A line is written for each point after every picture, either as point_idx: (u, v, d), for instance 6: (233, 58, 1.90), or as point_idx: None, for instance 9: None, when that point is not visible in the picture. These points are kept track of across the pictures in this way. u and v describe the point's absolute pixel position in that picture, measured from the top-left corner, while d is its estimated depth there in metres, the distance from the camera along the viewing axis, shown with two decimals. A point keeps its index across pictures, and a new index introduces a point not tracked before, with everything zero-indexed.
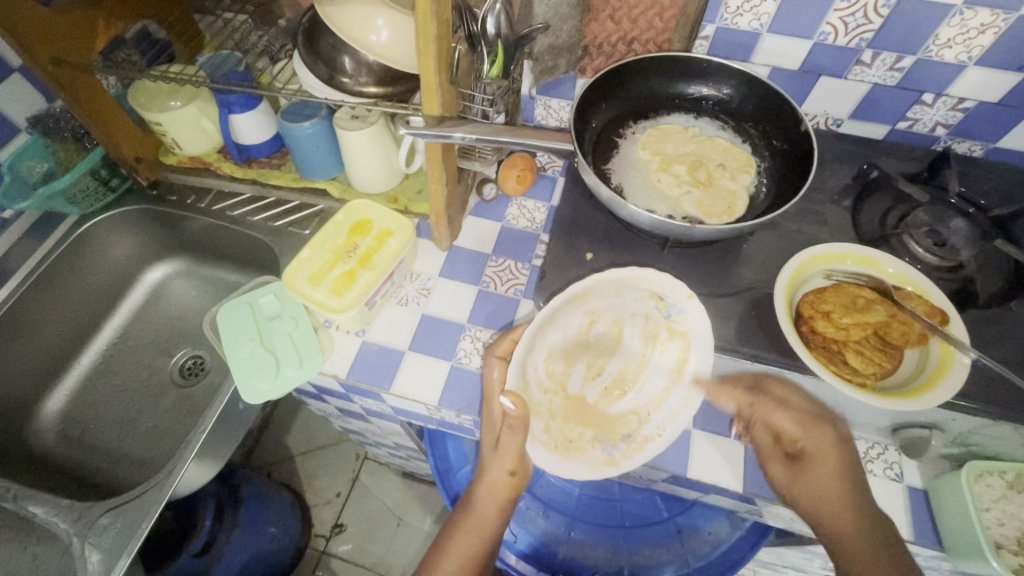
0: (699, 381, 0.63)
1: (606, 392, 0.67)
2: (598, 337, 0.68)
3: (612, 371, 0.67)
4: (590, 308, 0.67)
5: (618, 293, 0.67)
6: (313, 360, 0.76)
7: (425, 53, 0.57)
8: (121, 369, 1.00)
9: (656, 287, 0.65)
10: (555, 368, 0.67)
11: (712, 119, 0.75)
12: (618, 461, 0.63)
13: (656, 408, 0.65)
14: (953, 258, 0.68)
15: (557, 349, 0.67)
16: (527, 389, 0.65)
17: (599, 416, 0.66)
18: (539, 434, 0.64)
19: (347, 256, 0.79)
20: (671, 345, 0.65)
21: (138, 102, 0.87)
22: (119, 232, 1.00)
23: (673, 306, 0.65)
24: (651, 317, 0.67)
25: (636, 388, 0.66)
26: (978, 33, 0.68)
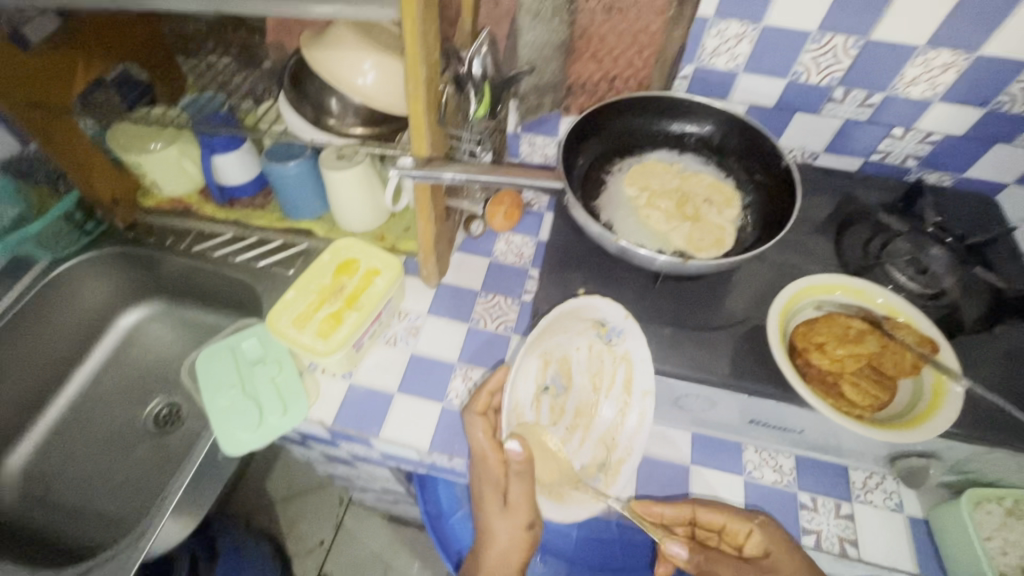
0: (648, 396, 0.65)
1: (572, 427, 0.69)
2: (552, 375, 0.70)
3: (571, 407, 0.70)
4: (543, 349, 0.68)
5: (565, 329, 0.69)
6: (298, 406, 0.74)
7: (414, 97, 0.57)
8: (91, 419, 0.95)
9: (596, 315, 0.68)
10: (525, 414, 0.68)
11: (696, 155, 0.76)
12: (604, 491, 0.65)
13: (619, 433, 0.67)
14: (935, 286, 0.69)
15: (523, 395, 0.68)
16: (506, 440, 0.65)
17: (571, 451, 0.68)
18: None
19: (334, 297, 0.77)
20: (614, 368, 0.67)
21: (118, 144, 0.86)
22: (92, 276, 0.96)
23: (613, 329, 0.67)
24: (595, 347, 0.69)
25: (597, 418, 0.69)
26: (941, 73, 0.72)
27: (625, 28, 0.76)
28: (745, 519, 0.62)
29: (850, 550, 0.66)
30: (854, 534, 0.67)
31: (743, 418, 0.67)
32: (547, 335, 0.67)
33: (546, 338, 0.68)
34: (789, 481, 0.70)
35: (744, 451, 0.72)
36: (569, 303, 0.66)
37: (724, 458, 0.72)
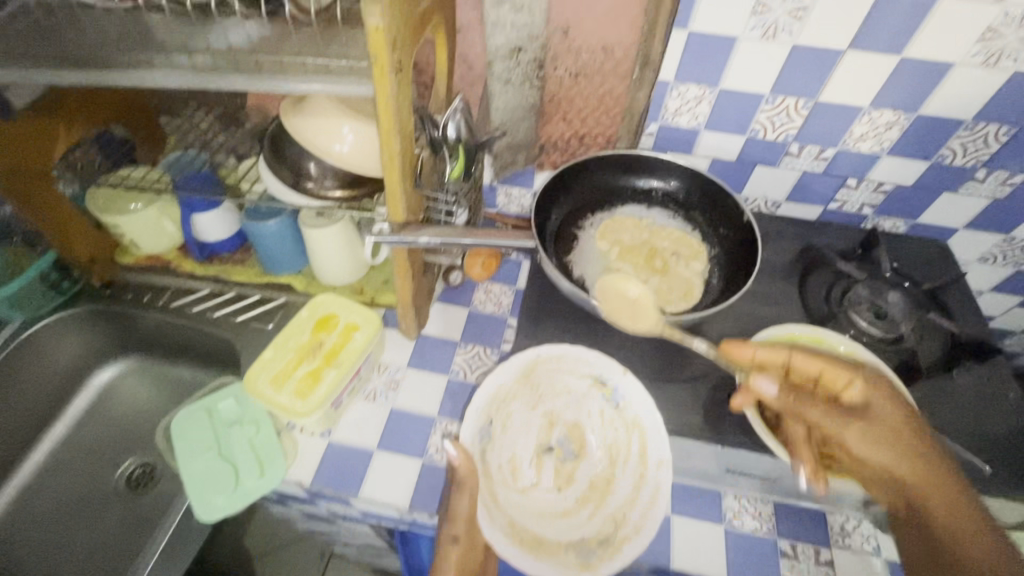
0: (663, 466, 0.66)
1: (581, 500, 0.67)
2: (562, 438, 0.71)
3: (582, 478, 0.68)
4: (547, 407, 0.72)
5: (571, 390, 0.72)
6: (276, 467, 0.73)
7: (390, 168, 0.59)
8: (60, 483, 0.92)
9: (596, 373, 0.72)
10: (524, 470, 0.69)
11: (663, 209, 0.79)
12: (594, 565, 0.62)
13: (630, 509, 0.65)
14: (894, 331, 0.72)
15: (523, 450, 0.70)
16: (491, 483, 0.67)
17: (575, 523, 0.65)
18: (503, 526, 0.64)
19: (312, 355, 0.77)
20: (627, 435, 0.69)
21: (96, 206, 0.87)
22: (66, 335, 0.95)
23: (616, 390, 0.71)
24: (605, 413, 0.71)
25: (610, 494, 0.67)
26: (886, 130, 0.77)
27: (592, 92, 0.80)
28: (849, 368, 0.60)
29: None
30: None
31: (720, 467, 0.69)
32: (549, 391, 0.72)
33: (548, 393, 0.72)
34: (768, 527, 0.71)
35: (723, 498, 0.73)
36: (562, 352, 0.73)
37: (706, 506, 0.72)
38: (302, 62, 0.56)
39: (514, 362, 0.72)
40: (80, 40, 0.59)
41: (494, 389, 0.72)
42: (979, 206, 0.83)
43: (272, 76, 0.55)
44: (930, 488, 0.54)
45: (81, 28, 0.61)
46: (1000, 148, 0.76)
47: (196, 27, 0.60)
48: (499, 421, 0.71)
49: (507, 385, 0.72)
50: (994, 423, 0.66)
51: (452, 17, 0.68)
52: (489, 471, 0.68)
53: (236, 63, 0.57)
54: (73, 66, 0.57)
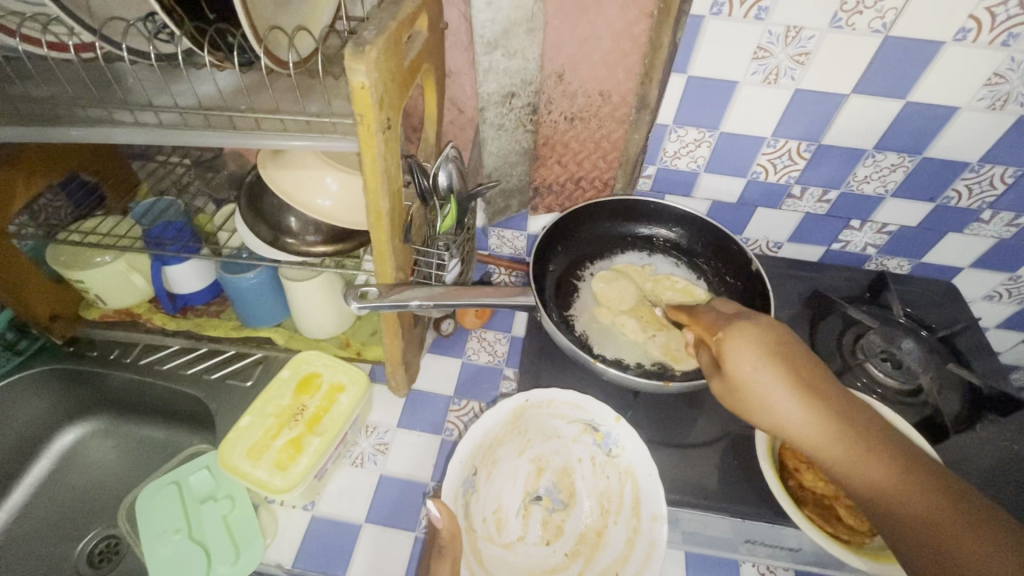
0: (659, 521, 0.59)
1: (572, 553, 0.62)
2: (547, 485, 0.65)
3: (572, 530, 0.63)
4: (534, 453, 0.66)
5: (560, 434, 0.67)
6: (253, 549, 0.66)
7: (377, 226, 0.54)
8: (14, 563, 0.83)
9: (588, 417, 0.67)
10: (509, 523, 0.63)
11: (665, 256, 0.76)
12: None
13: (624, 565, 0.60)
14: (911, 382, 0.69)
15: (509, 501, 0.64)
16: (474, 540, 0.61)
17: None
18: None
19: (293, 420, 0.71)
20: (620, 484, 0.63)
21: (58, 262, 0.80)
22: (23, 397, 0.88)
23: (609, 436, 0.66)
24: (596, 458, 0.66)
25: (602, 547, 0.62)
26: (890, 171, 0.74)
27: (588, 135, 0.77)
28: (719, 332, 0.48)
29: None
30: None
31: (740, 538, 0.64)
32: (538, 435, 0.67)
33: (536, 438, 0.67)
34: None
35: (741, 567, 0.68)
36: (549, 396, 0.67)
37: None
38: (280, 119, 0.52)
39: (503, 409, 0.66)
40: (34, 96, 0.54)
41: (480, 436, 0.65)
42: (985, 245, 0.81)
43: (247, 134, 0.51)
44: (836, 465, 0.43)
45: (37, 81, 0.56)
46: (1005, 190, 0.74)
47: (165, 80, 0.56)
48: (483, 470, 0.64)
49: (494, 432, 0.66)
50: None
51: (441, 63, 0.65)
52: (472, 526, 0.61)
53: (208, 120, 0.52)
54: (25, 125, 0.52)
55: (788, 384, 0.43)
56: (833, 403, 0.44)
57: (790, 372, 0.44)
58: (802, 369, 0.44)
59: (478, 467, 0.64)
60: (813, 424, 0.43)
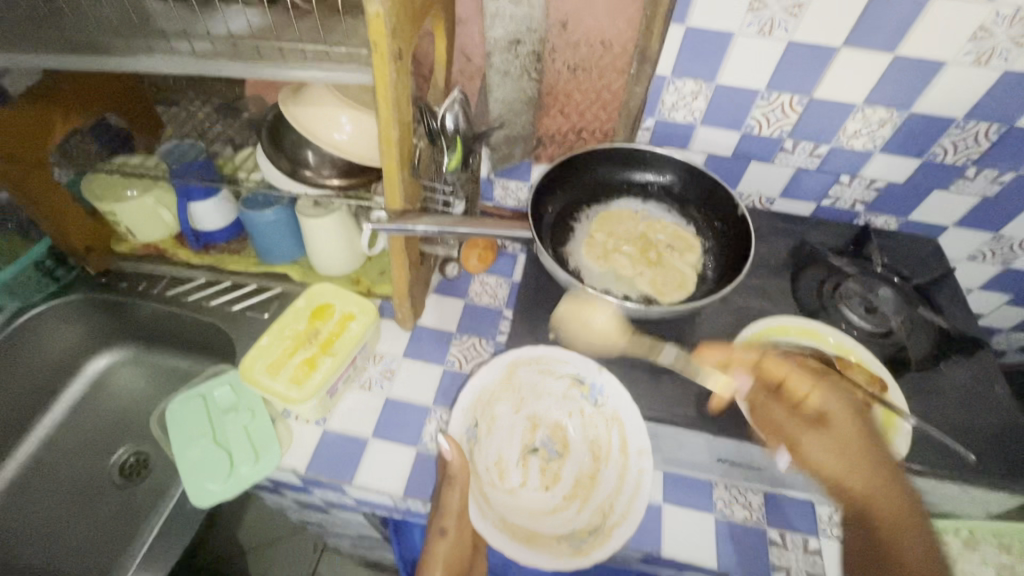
0: (642, 454, 0.67)
1: (570, 496, 0.68)
2: (542, 439, 0.72)
3: (568, 475, 0.69)
4: (528, 409, 0.73)
5: (551, 391, 0.73)
6: (271, 454, 0.73)
7: (387, 154, 0.59)
8: (55, 471, 0.92)
9: (573, 372, 0.73)
10: (510, 472, 0.69)
11: (659, 202, 0.79)
12: (586, 550, 0.63)
13: (617, 497, 0.66)
14: (883, 325, 0.73)
15: (509, 454, 0.71)
16: (480, 484, 0.67)
17: (565, 517, 0.66)
18: (493, 520, 0.64)
19: (309, 342, 0.77)
20: (608, 429, 0.69)
21: (92, 194, 0.85)
22: (60, 324, 0.95)
23: (594, 387, 0.71)
24: (585, 410, 0.72)
25: (596, 485, 0.68)
26: (879, 127, 0.78)
27: (590, 86, 0.81)
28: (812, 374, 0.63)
29: None
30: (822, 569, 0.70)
31: (712, 457, 0.69)
32: (531, 393, 0.73)
33: (530, 395, 0.73)
34: (757, 516, 0.73)
35: (714, 488, 0.75)
36: (540, 356, 0.73)
37: (699, 497, 0.74)
38: (301, 50, 0.57)
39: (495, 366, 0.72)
40: (79, 25, 0.59)
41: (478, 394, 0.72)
42: (970, 203, 0.84)
43: (271, 62, 0.56)
44: (862, 495, 0.56)
45: (81, 13, 0.61)
46: (990, 147, 0.77)
47: (197, 15, 0.61)
48: (483, 424, 0.71)
49: (489, 388, 0.72)
50: (984, 416, 0.66)
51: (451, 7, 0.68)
52: (477, 473, 0.68)
53: (235, 50, 0.57)
54: (69, 50, 0.57)
55: (849, 432, 0.59)
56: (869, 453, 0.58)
57: (846, 423, 0.60)
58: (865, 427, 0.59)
59: (479, 421, 0.71)
60: (857, 462, 0.57)
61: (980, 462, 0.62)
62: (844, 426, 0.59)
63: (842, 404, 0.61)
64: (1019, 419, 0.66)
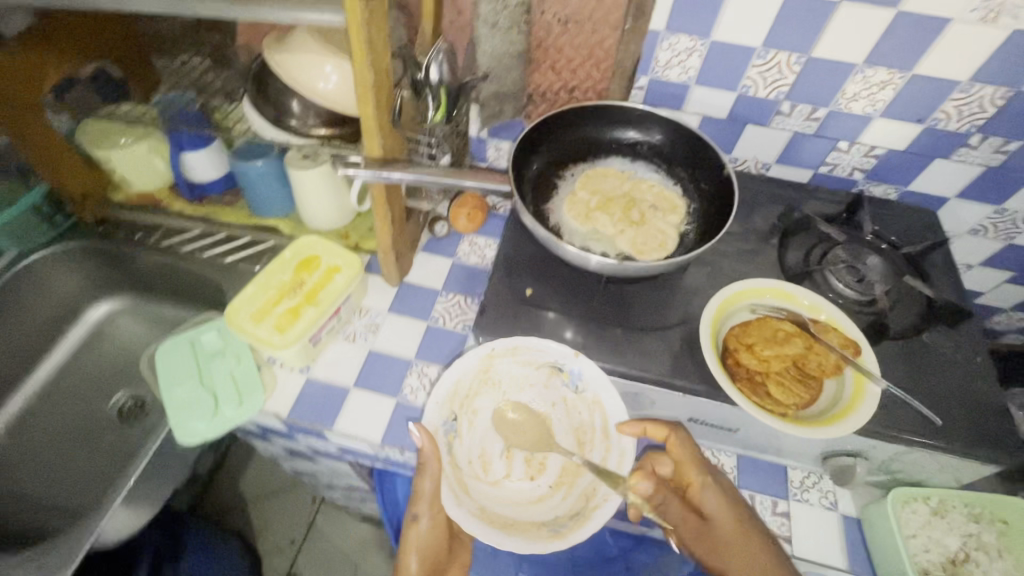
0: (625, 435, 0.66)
1: (555, 485, 0.67)
2: (525, 431, 0.69)
3: (554, 465, 0.68)
4: (509, 400, 0.70)
5: (533, 381, 0.70)
6: (253, 398, 0.75)
7: (364, 101, 0.59)
8: (57, 410, 0.96)
9: (552, 359, 0.68)
10: (493, 464, 0.68)
11: (647, 163, 0.78)
12: (567, 535, 0.61)
13: (600, 482, 0.65)
14: (870, 293, 0.72)
15: (492, 446, 0.69)
16: (460, 475, 0.65)
17: (549, 506, 0.65)
18: (471, 507, 0.62)
19: (293, 292, 0.79)
20: (591, 413, 0.67)
21: (87, 139, 0.89)
22: (61, 269, 0.97)
23: (573, 373, 0.67)
24: (568, 398, 0.69)
25: (582, 474, 0.67)
26: (879, 89, 0.75)
27: (582, 41, 0.79)
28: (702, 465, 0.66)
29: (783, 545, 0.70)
30: (788, 531, 0.71)
31: (684, 417, 0.70)
32: (510, 384, 0.70)
33: (510, 386, 0.70)
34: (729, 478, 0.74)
35: None
36: (518, 342, 0.68)
37: None
38: None
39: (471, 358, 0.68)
40: None
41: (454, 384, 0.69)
42: (973, 173, 0.81)
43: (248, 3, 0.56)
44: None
45: None
46: (996, 113, 0.74)
47: None
48: (462, 417, 0.68)
49: (465, 381, 0.69)
50: (962, 387, 0.65)
51: None
52: (458, 466, 0.66)
53: None
54: None
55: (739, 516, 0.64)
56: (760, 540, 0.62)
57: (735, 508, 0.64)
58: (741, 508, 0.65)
59: (457, 414, 0.68)
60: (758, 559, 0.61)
61: (952, 431, 0.62)
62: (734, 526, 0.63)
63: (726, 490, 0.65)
64: (997, 390, 0.65)
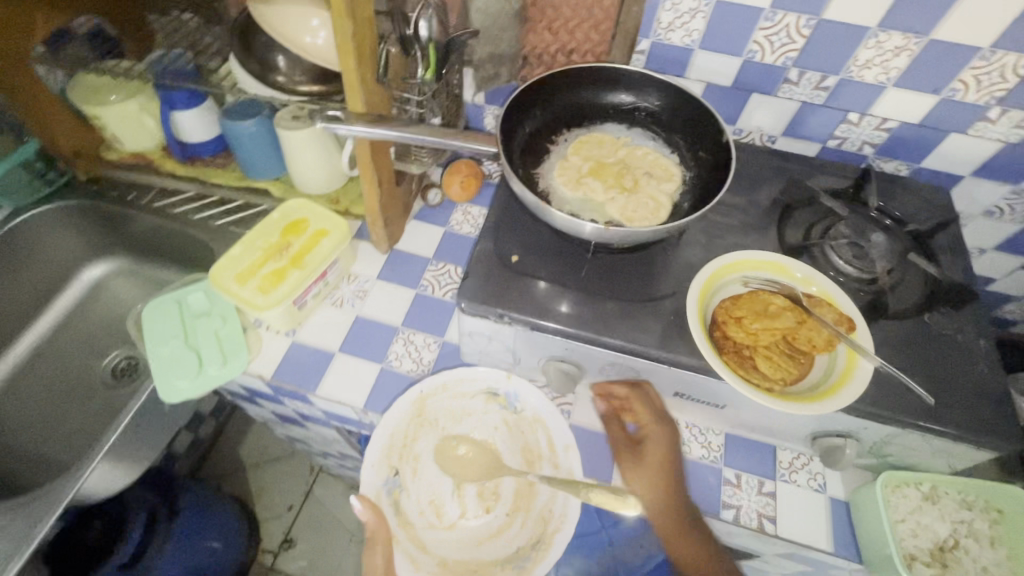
0: (570, 450, 0.71)
1: (511, 511, 0.71)
2: (470, 464, 0.74)
3: (506, 493, 0.72)
4: (450, 434, 0.75)
5: (471, 410, 0.76)
6: (238, 358, 0.75)
7: (344, 51, 0.58)
8: (53, 368, 0.98)
9: (487, 386, 0.75)
10: (447, 506, 0.72)
11: (644, 130, 0.76)
12: (531, 569, 0.66)
13: (553, 502, 0.69)
14: (871, 270, 0.68)
15: (442, 488, 0.73)
16: (414, 531, 0.69)
17: (509, 535, 0.69)
18: (431, 567, 0.67)
19: (279, 255, 0.78)
20: (534, 433, 0.73)
21: (75, 94, 0.86)
22: (55, 229, 0.97)
23: (509, 395, 0.75)
24: (508, 420, 0.75)
25: (535, 495, 0.71)
26: (893, 56, 0.71)
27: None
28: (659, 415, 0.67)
29: (768, 525, 0.68)
30: (773, 511, 0.69)
31: (669, 391, 0.69)
32: (447, 418, 0.75)
33: (448, 421, 0.75)
34: (716, 456, 0.73)
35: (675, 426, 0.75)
36: (448, 377, 0.75)
37: None
38: None
39: (403, 406, 0.72)
40: None
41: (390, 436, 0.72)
42: (991, 149, 0.76)
43: None
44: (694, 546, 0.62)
45: None
46: (1017, 83, 0.69)
47: None
48: (404, 468, 0.72)
49: (402, 428, 0.72)
50: (963, 369, 0.63)
51: None
52: (411, 520, 0.69)
53: None
54: None
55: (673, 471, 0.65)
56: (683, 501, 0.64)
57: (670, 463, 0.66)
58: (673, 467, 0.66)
59: (399, 467, 0.71)
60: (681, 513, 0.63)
61: (948, 413, 0.59)
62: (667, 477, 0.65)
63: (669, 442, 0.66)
64: (999, 374, 0.62)
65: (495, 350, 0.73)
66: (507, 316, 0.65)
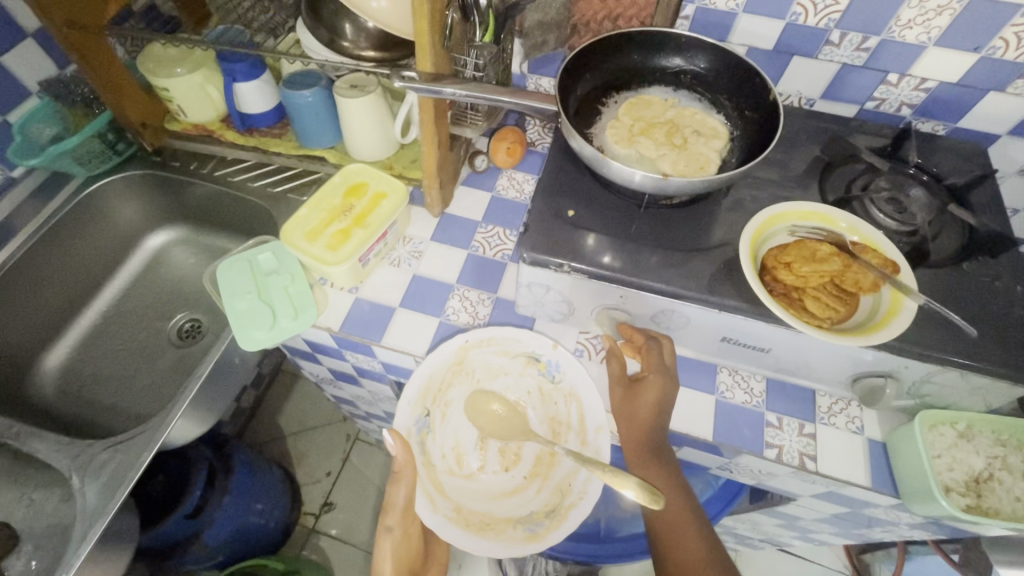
0: (601, 432, 0.76)
1: (530, 476, 0.78)
2: (500, 422, 0.79)
3: (528, 458, 0.79)
4: (483, 388, 0.80)
5: (508, 369, 0.81)
6: (308, 313, 0.80)
7: (419, 16, 0.62)
8: (122, 329, 1.04)
9: (529, 351, 0.79)
10: (468, 457, 0.78)
11: (690, 91, 0.79)
12: (541, 535, 0.73)
13: (574, 477, 0.75)
14: (910, 223, 0.72)
15: (466, 439, 0.79)
16: (435, 472, 0.76)
17: (525, 498, 0.77)
18: (447, 510, 0.74)
19: (343, 216, 0.83)
20: (566, 405, 0.79)
21: (146, 67, 0.90)
22: (123, 196, 1.03)
23: (550, 363, 0.79)
24: (543, 386, 0.80)
25: (555, 466, 0.77)
26: (935, 15, 0.73)
27: None
28: (660, 364, 0.71)
29: (808, 463, 0.73)
30: (814, 450, 0.74)
31: (716, 337, 0.72)
32: (484, 372, 0.80)
33: (484, 375, 0.80)
34: (757, 401, 0.77)
35: (718, 373, 0.79)
36: (491, 335, 0.78)
37: (701, 380, 0.79)
38: None
39: (447, 351, 0.78)
40: None
41: (426, 380, 0.78)
42: None
43: None
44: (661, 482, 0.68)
45: None
46: None
47: None
48: (435, 411, 0.78)
49: (440, 374, 0.78)
50: (1002, 311, 0.66)
51: None
52: (433, 461, 0.76)
53: None
54: None
55: (659, 409, 0.70)
56: (654, 443, 0.69)
57: (655, 404, 0.70)
58: (664, 409, 0.71)
59: (430, 409, 0.78)
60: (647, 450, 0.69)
61: (989, 352, 0.62)
62: (647, 413, 0.70)
63: (666, 386, 0.70)
64: None
65: (551, 300, 0.77)
66: (568, 266, 0.69)
